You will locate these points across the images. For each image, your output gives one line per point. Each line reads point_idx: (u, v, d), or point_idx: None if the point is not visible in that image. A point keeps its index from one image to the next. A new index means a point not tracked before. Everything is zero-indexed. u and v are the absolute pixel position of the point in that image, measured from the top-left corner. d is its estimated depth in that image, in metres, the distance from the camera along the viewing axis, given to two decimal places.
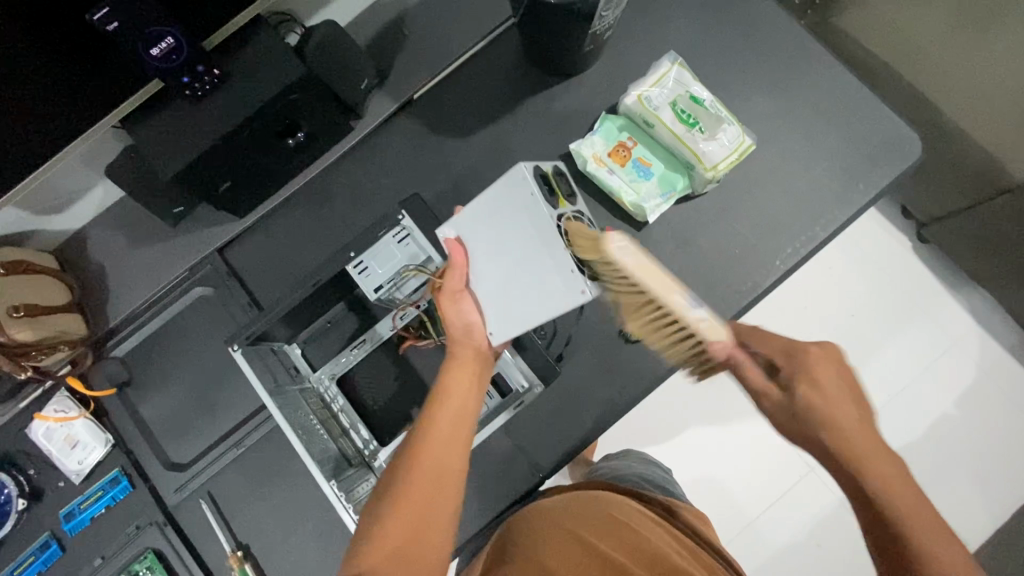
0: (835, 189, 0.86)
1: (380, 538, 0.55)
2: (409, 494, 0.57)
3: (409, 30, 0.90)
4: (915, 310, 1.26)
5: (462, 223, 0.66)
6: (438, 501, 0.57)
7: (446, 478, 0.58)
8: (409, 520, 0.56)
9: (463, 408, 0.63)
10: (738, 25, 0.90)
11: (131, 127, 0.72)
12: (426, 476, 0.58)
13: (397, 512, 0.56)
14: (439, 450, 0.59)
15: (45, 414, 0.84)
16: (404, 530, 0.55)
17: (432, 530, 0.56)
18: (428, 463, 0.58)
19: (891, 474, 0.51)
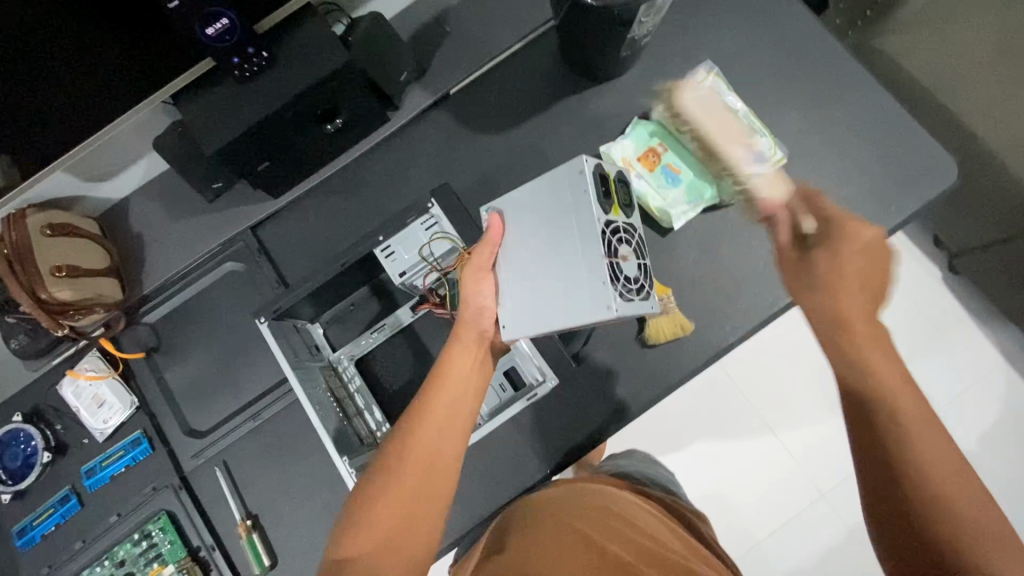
0: (865, 211, 0.85)
1: (370, 526, 0.55)
2: (401, 482, 0.57)
3: (451, 27, 0.93)
4: (940, 341, 1.24)
5: (503, 206, 0.70)
6: (431, 492, 0.58)
7: (438, 469, 0.59)
8: (399, 508, 0.56)
9: (461, 394, 0.63)
10: (777, 41, 0.90)
11: (182, 104, 0.76)
12: (422, 461, 0.58)
13: (386, 499, 0.56)
14: (434, 438, 0.60)
15: (77, 372, 0.88)
16: (394, 518, 0.56)
17: (422, 517, 0.57)
18: (424, 449, 0.59)
19: (942, 461, 0.46)
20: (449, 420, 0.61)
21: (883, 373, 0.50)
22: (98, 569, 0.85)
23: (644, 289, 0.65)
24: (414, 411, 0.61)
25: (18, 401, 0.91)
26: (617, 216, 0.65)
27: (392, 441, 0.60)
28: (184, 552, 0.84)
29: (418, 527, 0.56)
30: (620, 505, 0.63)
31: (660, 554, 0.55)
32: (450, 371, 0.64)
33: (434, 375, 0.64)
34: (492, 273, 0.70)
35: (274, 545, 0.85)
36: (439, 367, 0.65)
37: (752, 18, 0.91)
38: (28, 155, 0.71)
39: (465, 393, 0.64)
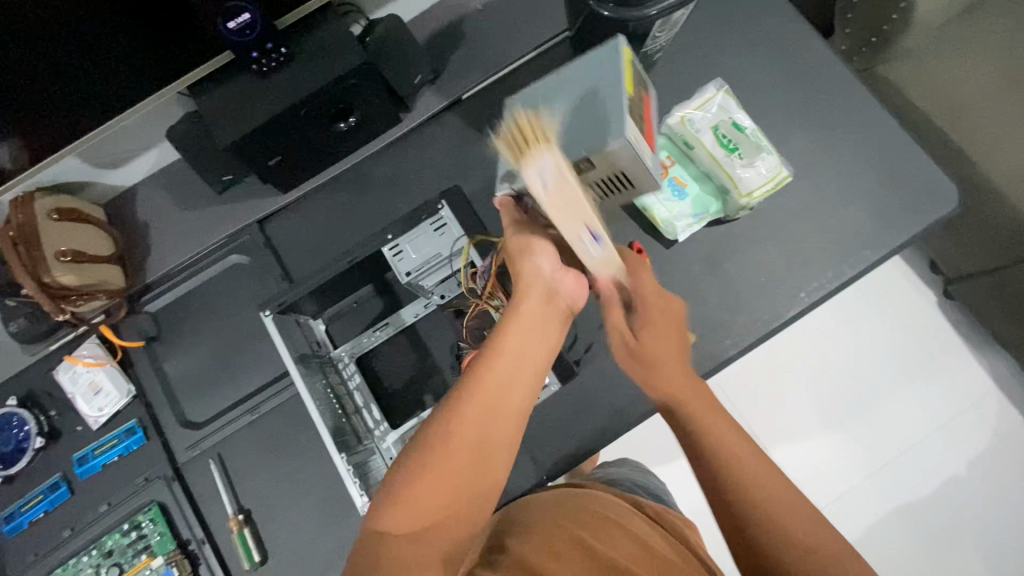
0: (867, 232, 0.86)
1: (415, 502, 0.52)
2: (449, 459, 0.54)
3: (466, 33, 0.94)
4: (933, 365, 1.25)
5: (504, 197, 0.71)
6: (485, 468, 0.55)
7: (489, 451, 0.56)
8: (445, 486, 0.53)
9: (516, 374, 0.60)
10: (785, 63, 0.92)
11: (198, 95, 0.76)
12: (472, 438, 0.56)
13: (432, 475, 0.53)
14: (488, 417, 0.57)
15: (75, 358, 0.88)
16: (443, 493, 0.53)
17: (472, 495, 0.54)
18: (476, 426, 0.56)
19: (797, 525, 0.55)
20: (506, 398, 0.58)
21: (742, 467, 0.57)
22: (85, 558, 0.84)
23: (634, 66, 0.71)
24: (469, 381, 0.59)
25: (13, 385, 0.91)
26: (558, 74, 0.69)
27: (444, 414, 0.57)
28: (174, 544, 0.83)
29: (466, 510, 0.53)
30: (627, 517, 0.62)
31: (653, 559, 0.55)
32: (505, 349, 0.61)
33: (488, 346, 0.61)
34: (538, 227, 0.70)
35: (265, 541, 0.84)
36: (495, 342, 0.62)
37: (761, 39, 0.93)
38: (40, 142, 0.71)
39: (521, 372, 0.61)
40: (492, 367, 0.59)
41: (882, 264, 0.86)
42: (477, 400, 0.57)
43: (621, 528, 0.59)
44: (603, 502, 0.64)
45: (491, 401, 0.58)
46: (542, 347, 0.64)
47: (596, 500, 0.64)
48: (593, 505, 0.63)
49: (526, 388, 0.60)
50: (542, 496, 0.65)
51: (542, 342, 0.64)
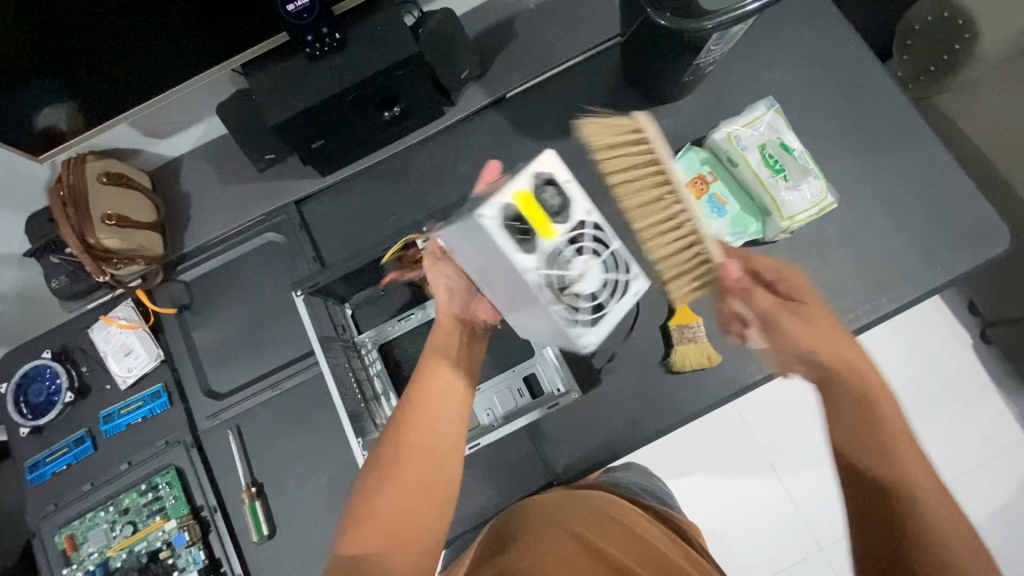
0: (910, 266, 0.83)
1: (377, 521, 0.50)
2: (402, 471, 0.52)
3: (516, 32, 0.94)
4: (962, 408, 1.21)
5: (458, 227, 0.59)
6: (440, 475, 0.54)
7: (442, 454, 0.54)
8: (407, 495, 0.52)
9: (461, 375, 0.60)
10: (840, 86, 0.89)
11: (250, 74, 0.78)
12: (421, 450, 0.54)
13: (388, 488, 0.52)
14: (435, 425, 0.55)
15: (111, 319, 0.91)
16: (401, 509, 0.51)
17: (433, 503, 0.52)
18: (422, 440, 0.54)
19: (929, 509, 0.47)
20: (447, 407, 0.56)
21: (907, 455, 0.50)
22: (102, 514, 0.86)
23: (599, 304, 0.52)
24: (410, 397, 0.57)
25: (48, 338, 0.94)
26: (553, 233, 0.49)
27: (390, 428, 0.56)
28: (187, 509, 0.84)
29: (427, 521, 0.52)
30: (625, 521, 0.62)
31: (659, 563, 0.55)
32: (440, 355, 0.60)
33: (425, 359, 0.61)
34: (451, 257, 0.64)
35: (275, 516, 0.85)
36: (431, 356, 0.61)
37: (816, 60, 0.90)
38: (97, 110, 0.74)
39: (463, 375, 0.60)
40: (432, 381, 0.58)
41: (923, 300, 0.84)
42: (424, 408, 0.56)
43: (627, 531, 0.60)
44: (606, 502, 0.66)
45: (433, 408, 0.56)
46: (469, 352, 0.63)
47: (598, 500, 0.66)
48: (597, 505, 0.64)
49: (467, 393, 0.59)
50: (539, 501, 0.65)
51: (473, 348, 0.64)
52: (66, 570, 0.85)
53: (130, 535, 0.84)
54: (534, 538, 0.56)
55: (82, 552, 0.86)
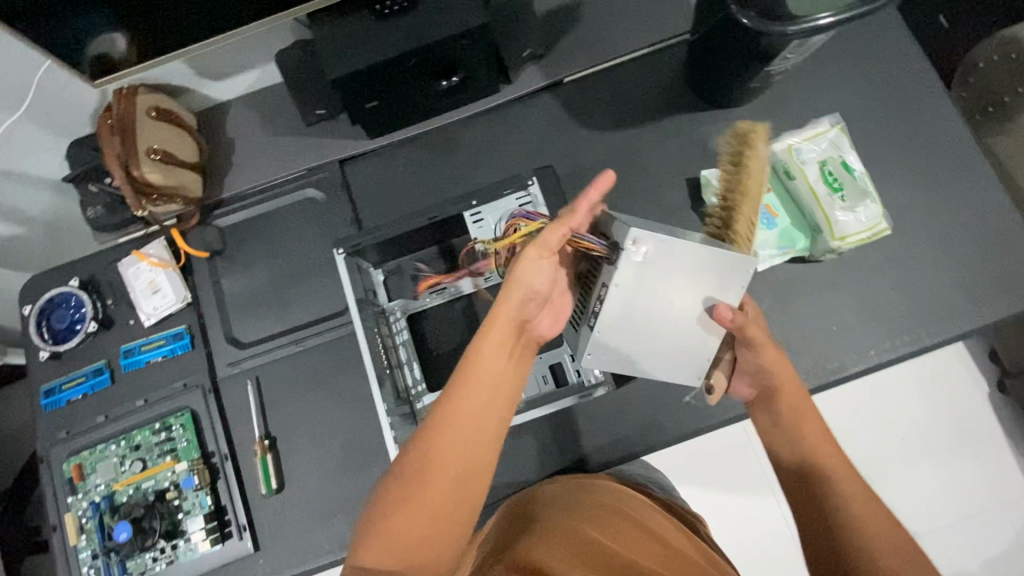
0: (953, 303, 0.82)
1: (390, 544, 0.48)
2: (429, 491, 0.49)
3: (582, 17, 0.92)
4: (970, 453, 1.17)
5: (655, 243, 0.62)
6: (464, 496, 0.50)
7: (471, 474, 0.51)
8: (432, 514, 0.49)
9: (496, 386, 0.54)
10: (905, 113, 0.87)
11: (315, 25, 0.77)
12: (446, 471, 0.50)
13: (412, 504, 0.49)
14: (463, 444, 0.51)
15: (142, 255, 0.90)
16: (419, 532, 0.48)
17: (456, 520, 0.50)
18: (449, 460, 0.50)
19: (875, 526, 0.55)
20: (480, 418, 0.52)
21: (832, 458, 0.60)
22: (113, 447, 0.86)
23: None
24: (440, 410, 0.52)
25: (77, 266, 0.93)
26: None
27: (418, 436, 0.52)
28: (198, 453, 0.84)
29: (444, 544, 0.49)
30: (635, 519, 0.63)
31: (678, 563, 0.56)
32: (484, 362, 0.55)
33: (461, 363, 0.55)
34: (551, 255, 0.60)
35: (284, 471, 0.85)
36: (466, 361, 0.55)
37: (883, 83, 0.88)
38: (153, 40, 0.73)
39: (500, 387, 0.55)
40: (466, 392, 0.53)
41: (962, 339, 0.82)
42: (453, 422, 0.51)
43: (639, 529, 0.60)
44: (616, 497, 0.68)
45: (471, 426, 0.52)
46: (519, 361, 0.58)
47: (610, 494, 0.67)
48: (611, 503, 0.66)
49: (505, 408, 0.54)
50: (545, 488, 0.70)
51: (515, 351, 0.58)
52: (71, 499, 0.85)
53: (139, 471, 0.84)
54: (552, 527, 0.60)
55: (89, 482, 0.85)
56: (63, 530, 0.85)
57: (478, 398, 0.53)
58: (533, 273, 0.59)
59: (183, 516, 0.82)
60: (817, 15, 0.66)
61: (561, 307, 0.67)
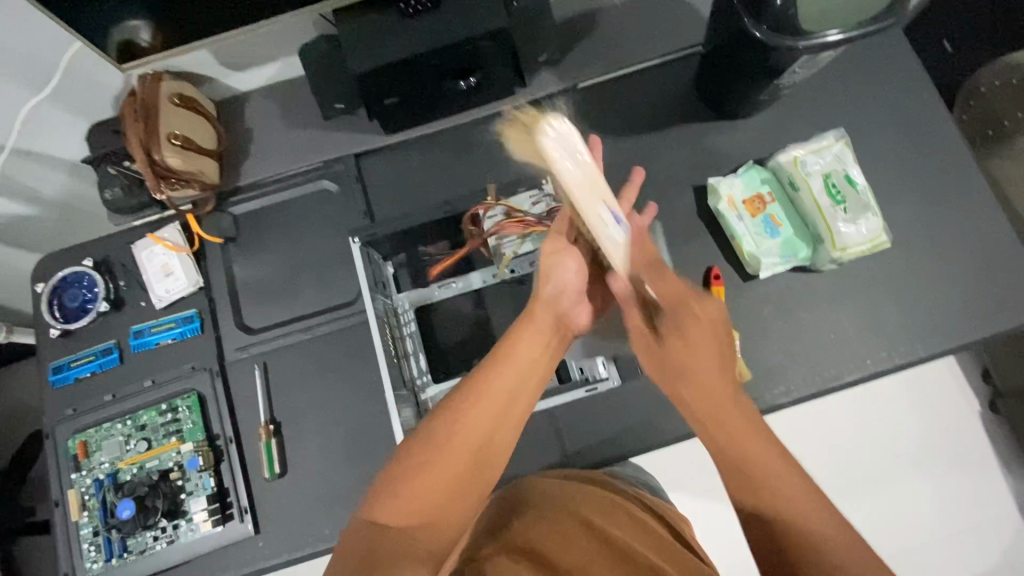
0: (949, 317, 0.84)
1: (410, 500, 0.50)
2: (453, 459, 0.53)
3: (598, 26, 0.95)
4: (964, 470, 1.18)
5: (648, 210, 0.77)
6: (485, 466, 0.55)
7: (493, 452, 0.56)
8: (450, 480, 0.53)
9: (526, 376, 0.60)
10: (908, 132, 0.90)
11: (340, 20, 0.79)
12: (474, 441, 0.55)
13: (434, 469, 0.53)
14: (492, 421, 0.56)
15: (157, 238, 0.91)
16: (440, 492, 0.52)
17: (474, 488, 0.54)
18: (476, 433, 0.55)
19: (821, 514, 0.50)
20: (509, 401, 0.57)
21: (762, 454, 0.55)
22: (119, 426, 0.87)
23: None
24: (476, 385, 0.57)
25: (91, 247, 0.95)
26: None
27: (450, 406, 0.56)
28: (203, 435, 0.85)
29: (461, 505, 0.52)
30: (625, 511, 0.64)
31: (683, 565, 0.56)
32: (518, 354, 0.61)
33: (499, 349, 0.61)
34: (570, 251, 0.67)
35: (288, 456, 0.86)
36: (504, 348, 0.61)
37: (886, 102, 0.91)
38: (181, 28, 0.75)
39: (531, 378, 0.60)
40: (500, 374, 0.58)
41: (956, 353, 0.84)
42: (486, 400, 0.57)
43: (634, 524, 0.62)
44: (610, 493, 0.68)
45: (497, 408, 0.57)
46: (549, 358, 0.63)
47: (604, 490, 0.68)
48: (606, 496, 0.67)
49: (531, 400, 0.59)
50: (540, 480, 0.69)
51: (551, 352, 0.63)
52: (75, 475, 0.86)
53: (143, 451, 0.85)
54: (546, 517, 0.59)
55: (94, 460, 0.86)
56: (66, 506, 0.86)
57: (507, 384, 0.58)
58: (557, 262, 0.67)
59: (186, 496, 0.83)
60: (826, 32, 0.68)
61: (586, 303, 0.72)
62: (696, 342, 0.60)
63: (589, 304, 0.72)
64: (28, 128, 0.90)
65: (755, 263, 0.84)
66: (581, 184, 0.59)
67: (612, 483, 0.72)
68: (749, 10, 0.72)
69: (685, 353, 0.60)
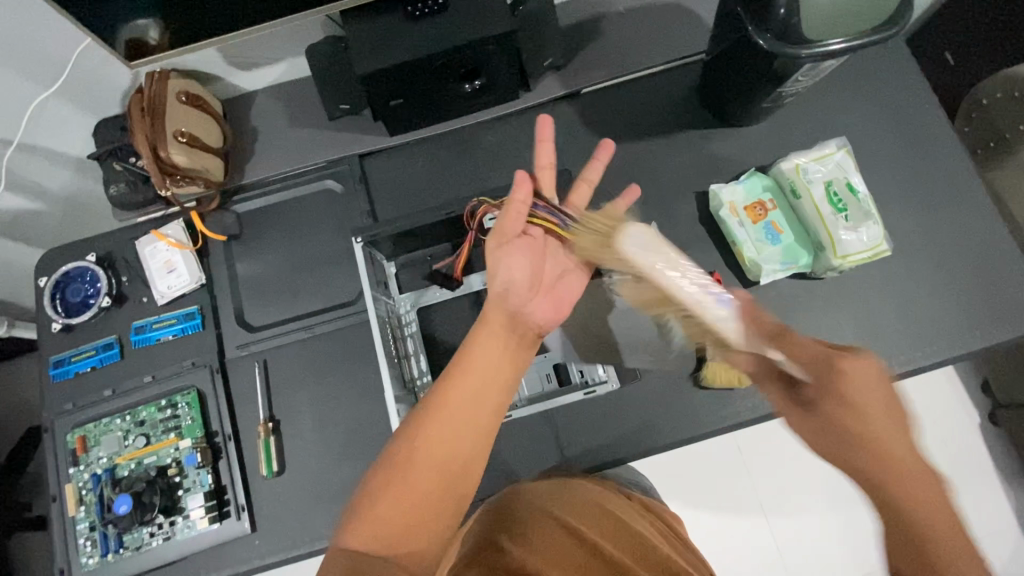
0: (949, 326, 0.84)
1: (381, 521, 0.47)
2: (419, 479, 0.50)
3: (603, 32, 0.95)
4: (964, 481, 1.17)
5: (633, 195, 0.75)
6: (453, 483, 0.51)
7: (459, 466, 0.52)
8: (419, 501, 0.49)
9: (487, 383, 0.56)
10: (909, 142, 0.91)
11: (348, 22, 0.80)
12: (433, 458, 0.51)
13: (398, 492, 0.49)
14: (451, 434, 0.52)
15: (161, 235, 0.92)
16: (411, 509, 0.49)
17: (449, 503, 0.50)
18: (437, 449, 0.51)
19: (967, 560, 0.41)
20: (471, 409, 0.54)
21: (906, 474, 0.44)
22: (117, 421, 0.87)
23: None
24: (432, 402, 0.54)
25: (95, 242, 0.95)
26: None
27: (408, 429, 0.53)
28: (201, 432, 0.85)
29: (433, 523, 0.49)
30: (619, 521, 0.65)
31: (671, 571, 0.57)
32: (474, 363, 0.57)
33: (454, 362, 0.57)
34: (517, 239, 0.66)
35: (286, 454, 0.86)
36: (460, 359, 0.58)
37: (888, 112, 0.92)
38: (190, 27, 0.75)
39: (490, 383, 0.57)
40: (456, 385, 0.55)
41: (957, 363, 0.84)
42: (443, 414, 0.53)
43: (628, 533, 0.63)
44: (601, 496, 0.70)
45: (462, 419, 0.53)
46: (512, 358, 0.60)
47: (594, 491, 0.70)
48: (596, 497, 0.68)
49: (495, 407, 0.56)
50: (528, 486, 0.69)
51: (511, 357, 0.60)
52: (73, 470, 0.86)
53: (142, 447, 0.85)
54: (533, 533, 0.59)
55: (91, 455, 0.86)
56: (63, 500, 0.86)
57: (465, 395, 0.55)
58: (501, 260, 0.65)
59: (183, 493, 0.83)
60: (830, 40, 0.69)
61: (559, 296, 0.68)
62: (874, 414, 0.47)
63: (557, 297, 0.68)
64: (36, 123, 0.90)
65: (756, 269, 0.84)
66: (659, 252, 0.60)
67: (604, 489, 0.72)
68: (752, 18, 0.72)
69: (851, 420, 0.47)
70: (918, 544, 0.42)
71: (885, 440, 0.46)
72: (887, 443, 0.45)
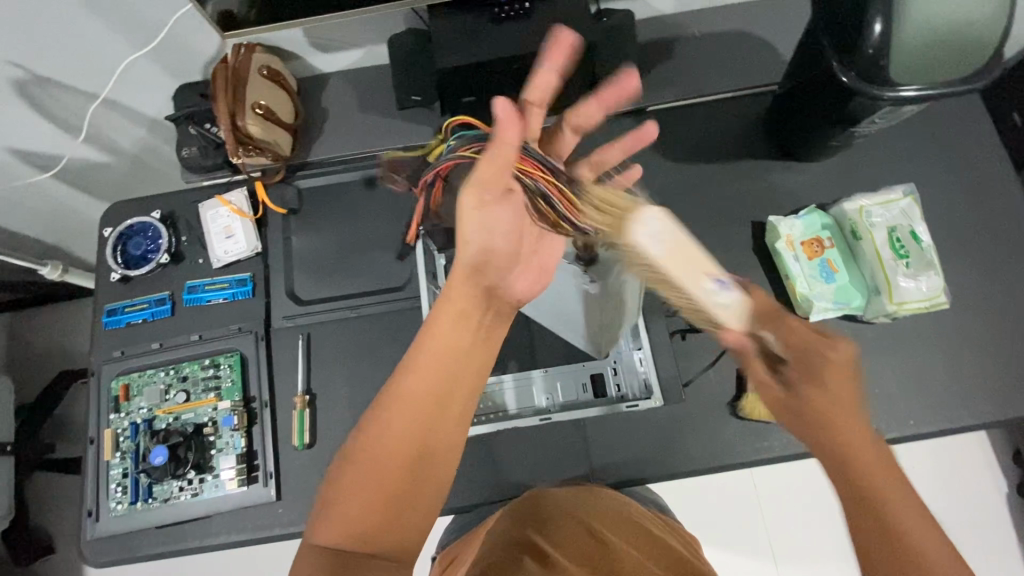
0: (997, 389, 0.82)
1: (349, 515, 0.46)
2: (386, 474, 0.47)
3: (676, 53, 0.96)
4: (986, 555, 1.13)
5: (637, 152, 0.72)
6: (429, 464, 0.49)
7: (432, 446, 0.49)
8: (390, 492, 0.47)
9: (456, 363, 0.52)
10: (975, 198, 0.89)
11: (434, 16, 0.82)
12: (405, 446, 0.48)
13: (365, 487, 0.47)
14: (416, 421, 0.49)
15: (224, 201, 0.95)
16: (381, 500, 0.47)
17: (426, 483, 0.49)
18: (405, 436, 0.48)
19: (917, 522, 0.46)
20: (434, 393, 0.50)
21: (861, 450, 0.50)
22: (162, 374, 0.90)
23: None
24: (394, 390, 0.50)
25: (161, 200, 0.99)
26: None
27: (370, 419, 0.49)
28: (239, 396, 0.87)
29: (412, 505, 0.48)
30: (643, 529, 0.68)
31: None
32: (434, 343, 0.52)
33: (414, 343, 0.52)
34: (502, 199, 0.56)
35: (318, 428, 0.88)
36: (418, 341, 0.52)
37: (956, 166, 0.91)
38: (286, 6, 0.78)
39: (459, 356, 0.53)
40: (417, 367, 0.51)
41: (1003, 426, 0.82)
42: (410, 401, 0.49)
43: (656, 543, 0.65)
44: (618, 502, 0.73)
45: (428, 402, 0.50)
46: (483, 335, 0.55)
47: (615, 502, 0.72)
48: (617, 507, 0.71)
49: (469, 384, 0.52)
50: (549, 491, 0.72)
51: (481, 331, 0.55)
52: (114, 416, 0.89)
53: (182, 402, 0.87)
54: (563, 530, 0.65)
55: (133, 404, 0.89)
56: (99, 445, 0.88)
57: (429, 380, 0.50)
58: (480, 219, 0.56)
59: (214, 453, 0.86)
60: (905, 87, 0.69)
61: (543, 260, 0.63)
62: (839, 397, 0.52)
63: (536, 261, 0.62)
64: (123, 80, 0.94)
65: (809, 305, 0.83)
66: (672, 253, 0.59)
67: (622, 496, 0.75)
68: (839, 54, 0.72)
69: (829, 404, 0.52)
70: (864, 477, 0.49)
71: (840, 406, 0.52)
72: (830, 410, 0.52)
